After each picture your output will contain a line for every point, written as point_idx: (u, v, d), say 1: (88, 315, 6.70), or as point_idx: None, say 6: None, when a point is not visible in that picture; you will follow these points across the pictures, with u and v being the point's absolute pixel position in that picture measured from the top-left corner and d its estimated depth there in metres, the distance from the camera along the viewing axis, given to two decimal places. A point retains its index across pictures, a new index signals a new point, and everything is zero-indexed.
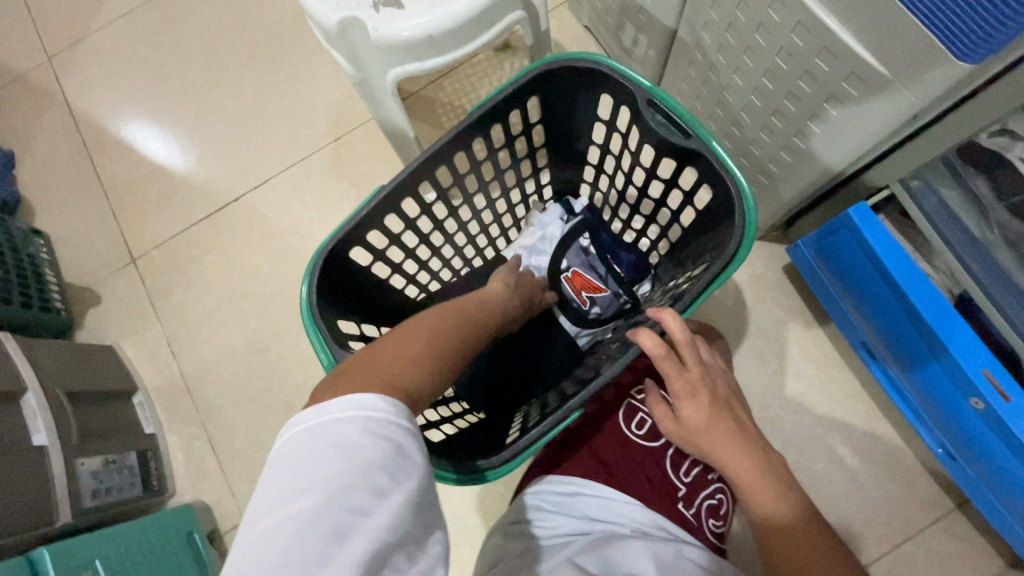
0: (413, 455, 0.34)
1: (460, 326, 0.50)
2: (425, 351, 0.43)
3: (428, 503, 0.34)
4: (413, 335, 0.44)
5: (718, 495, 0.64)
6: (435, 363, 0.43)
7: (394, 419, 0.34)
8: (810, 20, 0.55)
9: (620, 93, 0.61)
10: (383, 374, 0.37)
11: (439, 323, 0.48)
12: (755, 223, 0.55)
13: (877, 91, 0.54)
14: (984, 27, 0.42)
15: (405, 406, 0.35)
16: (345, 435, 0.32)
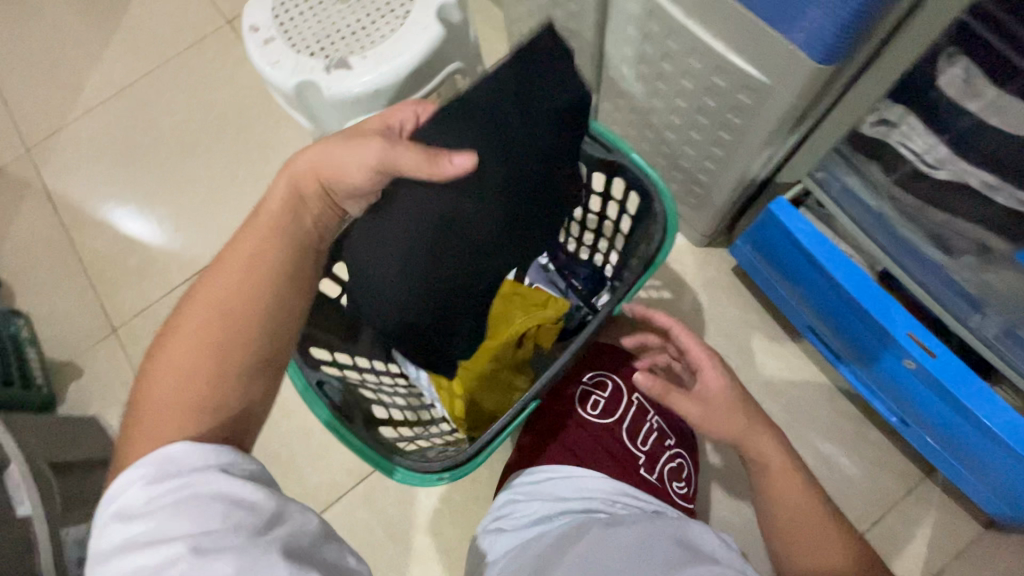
0: (199, 491, 0.39)
1: (235, 301, 0.47)
2: (182, 383, 0.44)
3: (240, 503, 0.39)
4: (176, 355, 0.45)
5: (677, 459, 0.72)
6: (200, 390, 0.44)
7: (151, 489, 0.40)
8: (701, 46, 0.64)
9: None
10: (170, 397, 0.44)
11: (192, 326, 0.46)
12: (675, 221, 0.63)
13: (765, 97, 0.63)
14: (832, 33, 0.51)
15: (174, 452, 0.41)
16: (131, 527, 0.39)
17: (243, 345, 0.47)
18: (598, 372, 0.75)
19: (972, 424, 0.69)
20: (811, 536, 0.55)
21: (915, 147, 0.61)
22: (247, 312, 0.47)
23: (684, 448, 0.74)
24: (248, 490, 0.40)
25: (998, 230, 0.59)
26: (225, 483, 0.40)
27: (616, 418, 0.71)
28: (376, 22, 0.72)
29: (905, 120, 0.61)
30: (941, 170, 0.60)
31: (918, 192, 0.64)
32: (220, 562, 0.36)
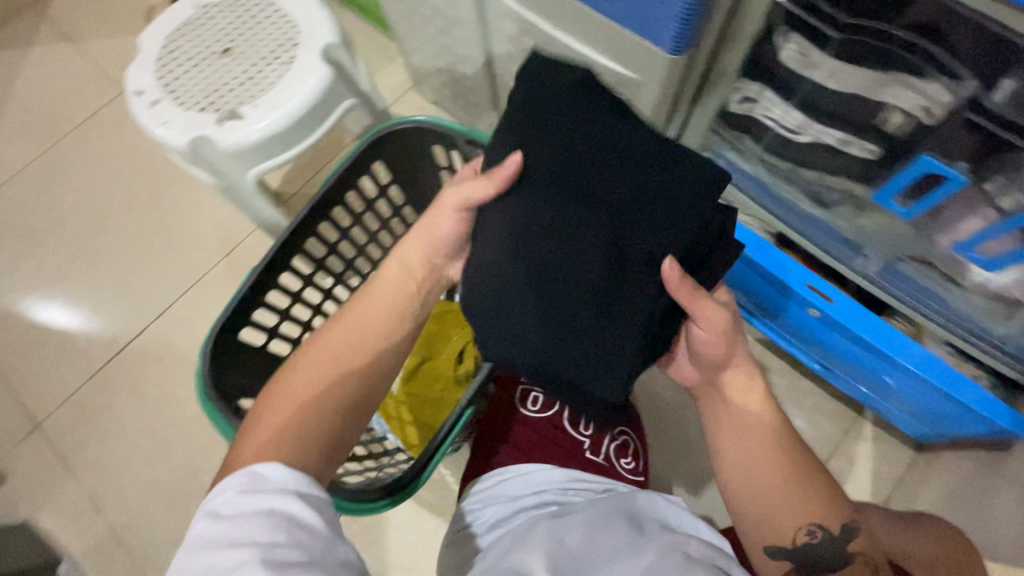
0: (279, 505, 0.43)
1: (354, 349, 0.56)
2: (292, 414, 0.50)
3: (305, 530, 0.42)
4: (298, 386, 0.53)
5: (623, 437, 0.77)
6: (301, 421, 0.50)
7: (240, 495, 0.44)
8: (573, 53, 0.69)
9: (446, 141, 0.72)
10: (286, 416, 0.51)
11: (322, 366, 0.54)
12: None
13: (637, 91, 0.68)
14: (674, 26, 0.56)
15: (266, 469, 0.45)
16: (215, 523, 0.42)
17: (343, 391, 0.53)
18: None
19: (879, 357, 0.75)
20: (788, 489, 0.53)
21: (776, 117, 0.67)
22: (355, 362, 0.55)
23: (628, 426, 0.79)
24: (314, 521, 0.43)
25: (861, 179, 0.65)
26: (298, 507, 0.43)
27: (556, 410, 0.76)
28: (263, 71, 0.73)
29: (762, 95, 0.66)
30: (803, 134, 0.66)
31: (791, 156, 0.69)
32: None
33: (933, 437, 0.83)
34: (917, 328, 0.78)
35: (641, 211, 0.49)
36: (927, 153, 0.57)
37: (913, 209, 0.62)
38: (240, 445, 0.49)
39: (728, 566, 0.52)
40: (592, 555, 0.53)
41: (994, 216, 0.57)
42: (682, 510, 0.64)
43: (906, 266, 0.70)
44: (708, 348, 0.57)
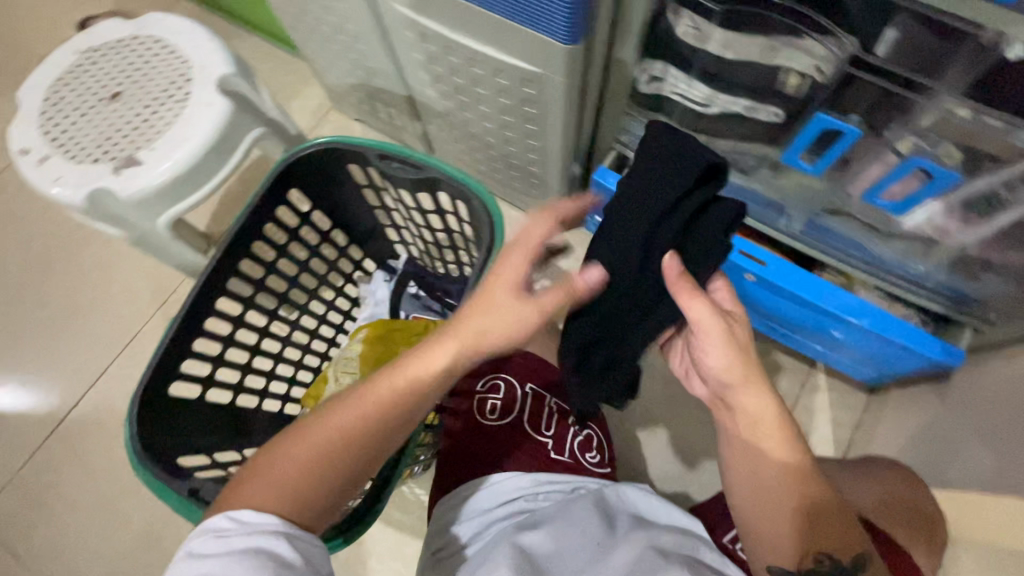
0: (266, 543, 0.46)
1: (361, 429, 0.50)
2: (289, 477, 0.48)
3: (277, 564, 0.45)
4: (293, 454, 0.49)
5: (585, 432, 0.77)
6: (295, 485, 0.48)
7: (218, 532, 0.46)
8: (475, 53, 0.69)
9: (357, 159, 0.69)
10: (270, 484, 0.48)
11: (323, 440, 0.49)
12: (500, 214, 0.63)
13: (543, 85, 0.68)
14: (563, 16, 0.56)
15: (242, 511, 0.47)
16: (205, 560, 0.45)
17: (336, 468, 0.49)
18: (488, 377, 0.77)
19: (819, 312, 0.77)
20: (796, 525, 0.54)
21: (686, 92, 0.67)
22: (363, 440, 0.50)
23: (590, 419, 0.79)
24: (285, 554, 0.46)
25: (771, 142, 0.66)
26: (270, 542, 0.46)
27: (514, 414, 0.75)
28: (157, 112, 0.69)
29: (668, 73, 0.67)
30: (712, 106, 0.66)
31: (703, 129, 0.70)
32: None
33: (883, 380, 0.86)
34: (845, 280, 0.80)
35: (646, 202, 0.51)
36: (821, 110, 0.59)
37: (819, 165, 0.64)
38: (235, 491, 0.50)
39: (699, 550, 0.58)
40: (564, 556, 0.55)
41: (893, 162, 0.59)
42: (652, 499, 0.65)
43: (828, 221, 0.72)
44: (707, 361, 0.55)
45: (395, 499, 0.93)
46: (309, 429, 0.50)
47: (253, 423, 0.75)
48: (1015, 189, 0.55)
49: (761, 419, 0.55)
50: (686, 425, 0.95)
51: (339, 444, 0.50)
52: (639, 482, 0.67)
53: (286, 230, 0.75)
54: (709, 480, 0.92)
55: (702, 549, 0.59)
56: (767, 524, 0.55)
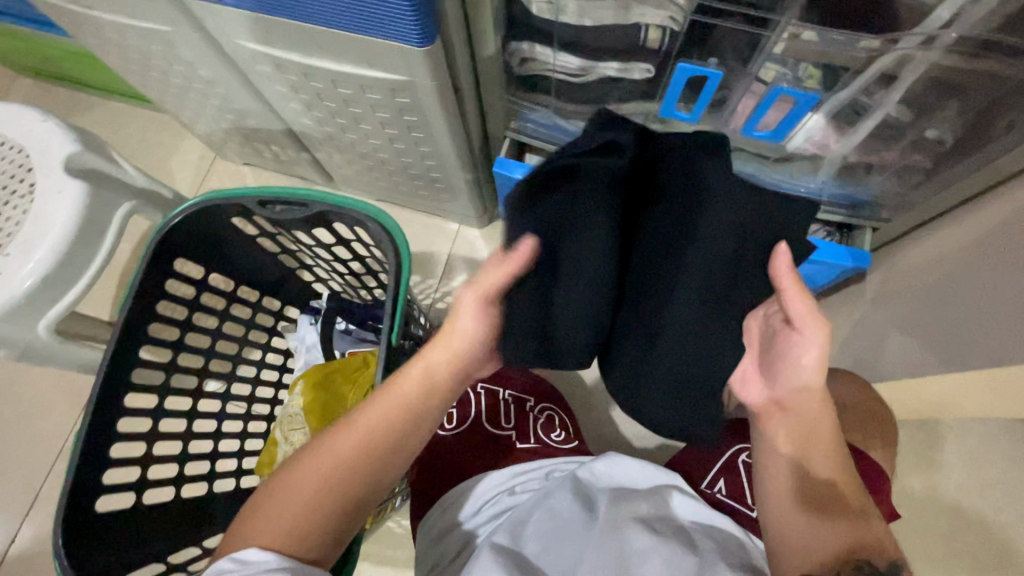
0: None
1: (366, 453, 0.51)
2: (289, 512, 0.48)
3: None
4: (302, 483, 0.49)
5: (546, 414, 0.77)
6: (305, 520, 0.48)
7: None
8: (336, 74, 0.66)
9: (237, 211, 0.65)
10: (285, 516, 0.48)
11: (329, 468, 0.50)
12: (401, 231, 0.62)
13: (414, 92, 0.65)
14: (409, 21, 0.54)
15: (243, 555, 0.46)
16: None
17: (345, 495, 0.50)
18: None
19: None
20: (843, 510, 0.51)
21: (559, 67, 0.66)
22: (367, 469, 0.51)
23: (548, 402, 0.79)
24: None
25: (651, 97, 0.67)
26: None
27: (471, 418, 0.73)
28: (4, 214, 0.63)
29: (537, 52, 0.65)
30: (587, 75, 0.66)
31: (583, 99, 0.70)
32: None
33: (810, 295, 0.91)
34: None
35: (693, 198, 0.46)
36: (683, 59, 0.60)
37: (696, 111, 0.66)
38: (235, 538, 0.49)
39: (668, 507, 0.59)
40: (551, 547, 0.55)
41: (760, 94, 0.61)
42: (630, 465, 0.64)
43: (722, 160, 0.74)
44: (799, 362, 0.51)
45: (383, 537, 0.90)
46: (314, 460, 0.50)
47: (206, 510, 0.70)
48: (873, 94, 0.58)
49: (823, 439, 0.53)
50: None
51: (348, 470, 0.50)
52: (610, 450, 0.65)
53: (185, 303, 0.71)
54: None
55: (674, 503, 0.59)
56: (799, 537, 0.50)
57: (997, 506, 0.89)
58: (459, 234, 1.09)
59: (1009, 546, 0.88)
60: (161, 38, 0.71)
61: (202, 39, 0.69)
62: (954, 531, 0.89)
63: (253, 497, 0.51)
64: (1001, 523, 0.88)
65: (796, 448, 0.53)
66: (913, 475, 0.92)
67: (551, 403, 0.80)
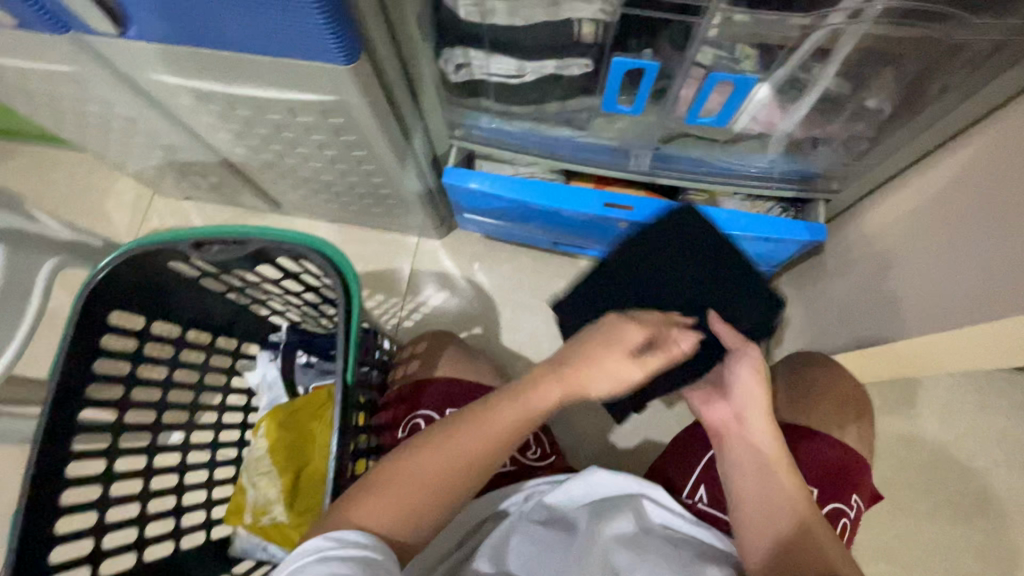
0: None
1: (484, 452, 0.51)
2: (407, 499, 0.49)
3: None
4: (418, 469, 0.49)
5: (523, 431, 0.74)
6: (415, 505, 0.49)
7: (322, 553, 0.43)
8: (262, 100, 0.62)
9: (172, 255, 0.61)
10: (397, 502, 0.48)
11: (445, 460, 0.50)
12: (348, 261, 0.60)
13: (347, 111, 0.62)
14: (328, 39, 0.51)
15: (348, 533, 0.45)
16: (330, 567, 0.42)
17: (454, 490, 0.50)
18: (408, 419, 0.72)
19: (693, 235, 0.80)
20: (807, 516, 0.54)
21: (495, 70, 0.63)
22: (481, 467, 0.51)
23: None
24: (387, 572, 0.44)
25: (593, 93, 0.66)
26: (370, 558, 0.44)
27: None
28: None
29: (470, 57, 0.62)
30: (526, 75, 0.63)
31: (525, 100, 0.68)
32: None
33: (774, 271, 0.92)
34: (709, 196, 0.81)
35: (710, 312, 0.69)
36: (616, 55, 0.58)
37: (639, 104, 0.64)
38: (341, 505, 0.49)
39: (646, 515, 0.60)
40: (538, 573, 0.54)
41: (700, 79, 0.60)
42: (606, 477, 0.61)
43: (670, 147, 0.73)
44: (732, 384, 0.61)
45: None
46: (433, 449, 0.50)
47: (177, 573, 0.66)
48: (811, 69, 0.58)
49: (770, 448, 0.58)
50: None
51: (463, 465, 0.50)
52: (596, 463, 0.62)
53: (125, 359, 0.66)
54: (661, 418, 0.95)
55: (649, 512, 0.60)
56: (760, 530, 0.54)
57: (972, 454, 0.92)
58: (418, 248, 1.06)
59: (987, 491, 0.90)
60: (68, 79, 0.66)
61: (111, 76, 0.64)
62: (934, 484, 0.91)
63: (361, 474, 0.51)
64: (978, 469, 0.91)
65: (755, 455, 0.57)
66: (890, 435, 0.93)
67: None
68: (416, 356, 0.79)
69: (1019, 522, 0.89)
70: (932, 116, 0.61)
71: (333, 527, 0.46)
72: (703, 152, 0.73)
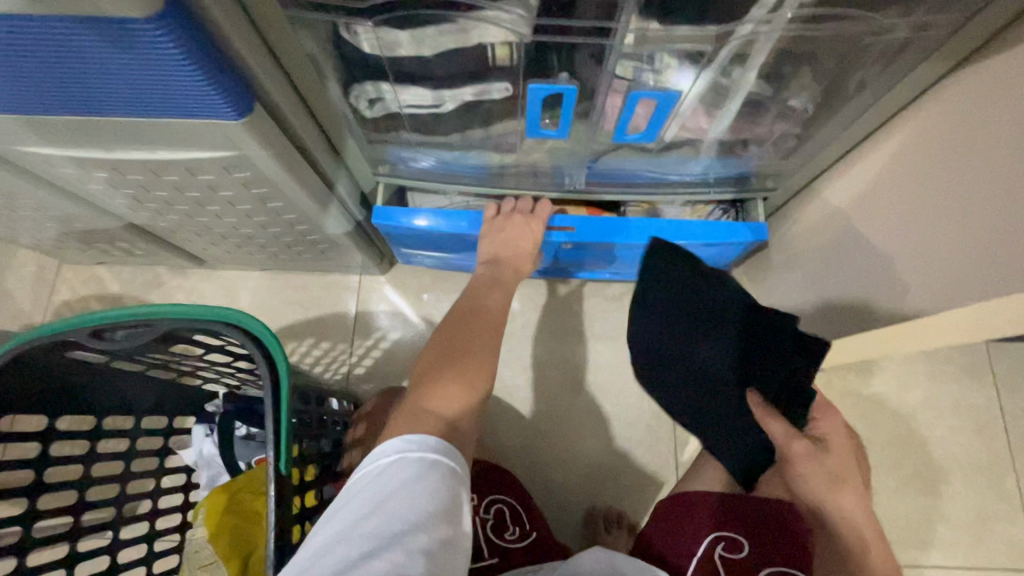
0: (446, 506, 0.41)
1: (488, 331, 0.61)
2: (458, 374, 0.54)
3: (451, 506, 0.41)
4: (452, 352, 0.57)
5: (500, 510, 0.75)
6: (470, 370, 0.55)
7: (408, 452, 0.44)
8: (151, 163, 0.56)
9: (67, 348, 0.55)
10: (453, 375, 0.54)
11: (467, 340, 0.59)
12: (269, 331, 0.55)
13: (251, 166, 0.57)
14: (213, 95, 0.46)
15: (432, 439, 0.45)
16: (407, 469, 0.42)
17: (487, 353, 0.58)
18: None
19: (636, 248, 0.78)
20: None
21: (411, 103, 0.59)
22: (492, 336, 0.61)
23: (501, 491, 0.77)
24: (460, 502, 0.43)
25: (516, 117, 0.62)
26: (451, 477, 0.43)
27: None
28: None
29: (382, 91, 0.58)
30: (443, 104, 0.59)
31: (446, 130, 0.64)
32: (428, 544, 0.38)
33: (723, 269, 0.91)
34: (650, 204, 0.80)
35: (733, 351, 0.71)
36: (532, 80, 0.55)
37: (563, 126, 0.62)
38: (414, 408, 0.50)
39: None
40: None
41: (622, 93, 0.57)
42: (602, 555, 0.58)
43: (603, 163, 0.71)
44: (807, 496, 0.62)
45: None
46: (452, 339, 0.59)
47: None
48: (732, 73, 0.56)
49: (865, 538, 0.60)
50: (588, 397, 0.95)
51: (481, 338, 0.60)
52: (590, 542, 0.60)
53: (25, 466, 0.58)
54: (629, 432, 0.94)
55: None
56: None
57: (931, 424, 0.94)
58: (361, 287, 1.00)
59: (950, 460, 0.93)
60: None
61: None
62: (900, 458, 0.93)
63: (410, 387, 0.55)
64: (939, 438, 0.93)
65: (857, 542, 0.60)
66: (854, 418, 0.94)
67: (504, 494, 0.77)
68: (365, 423, 0.80)
69: (983, 486, 0.92)
70: (853, 109, 0.61)
71: (413, 421, 0.48)
72: (631, 168, 0.72)
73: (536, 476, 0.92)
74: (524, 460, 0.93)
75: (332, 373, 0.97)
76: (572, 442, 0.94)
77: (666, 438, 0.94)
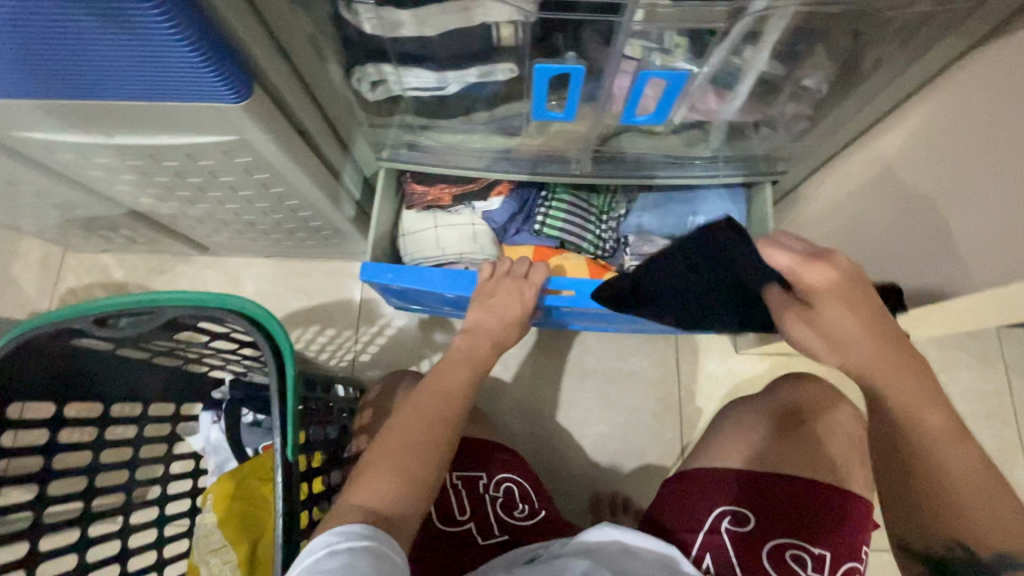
0: None
1: (446, 405, 0.56)
2: (397, 469, 0.50)
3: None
4: (396, 439, 0.53)
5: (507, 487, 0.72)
6: (411, 468, 0.51)
7: (336, 544, 0.43)
8: (151, 148, 0.55)
9: (71, 336, 0.54)
10: (390, 475, 0.50)
11: (416, 423, 0.54)
12: (274, 318, 0.55)
13: (253, 151, 0.56)
14: (210, 79, 0.45)
15: (360, 527, 0.45)
16: (335, 560, 0.42)
17: (438, 440, 0.53)
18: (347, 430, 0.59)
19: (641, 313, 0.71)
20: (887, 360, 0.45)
21: (413, 85, 0.57)
22: (449, 413, 0.55)
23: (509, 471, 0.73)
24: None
25: (520, 97, 0.60)
26: (380, 558, 0.43)
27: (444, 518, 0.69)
28: None
29: (384, 73, 0.56)
30: (447, 86, 0.58)
31: (450, 112, 0.63)
32: None
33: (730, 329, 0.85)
34: None
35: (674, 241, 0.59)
36: (538, 61, 0.53)
37: (569, 109, 0.60)
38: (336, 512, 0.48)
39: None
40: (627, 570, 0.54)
41: (631, 74, 0.56)
42: (620, 536, 0.58)
43: (610, 147, 0.70)
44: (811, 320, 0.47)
45: None
46: (402, 422, 0.54)
47: None
48: (743, 52, 0.54)
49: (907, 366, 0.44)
50: (593, 384, 0.95)
51: (435, 420, 0.54)
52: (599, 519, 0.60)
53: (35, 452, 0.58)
54: (634, 418, 0.94)
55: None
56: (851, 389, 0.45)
57: None
58: None
59: None
60: None
61: None
62: None
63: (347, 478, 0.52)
64: None
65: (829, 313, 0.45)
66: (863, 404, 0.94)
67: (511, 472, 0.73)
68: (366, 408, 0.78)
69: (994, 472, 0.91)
70: (869, 89, 0.59)
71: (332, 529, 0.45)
72: (637, 150, 0.70)
73: (542, 462, 0.92)
74: (530, 447, 0.93)
75: (338, 360, 0.97)
76: (577, 428, 0.94)
77: (672, 425, 0.94)
